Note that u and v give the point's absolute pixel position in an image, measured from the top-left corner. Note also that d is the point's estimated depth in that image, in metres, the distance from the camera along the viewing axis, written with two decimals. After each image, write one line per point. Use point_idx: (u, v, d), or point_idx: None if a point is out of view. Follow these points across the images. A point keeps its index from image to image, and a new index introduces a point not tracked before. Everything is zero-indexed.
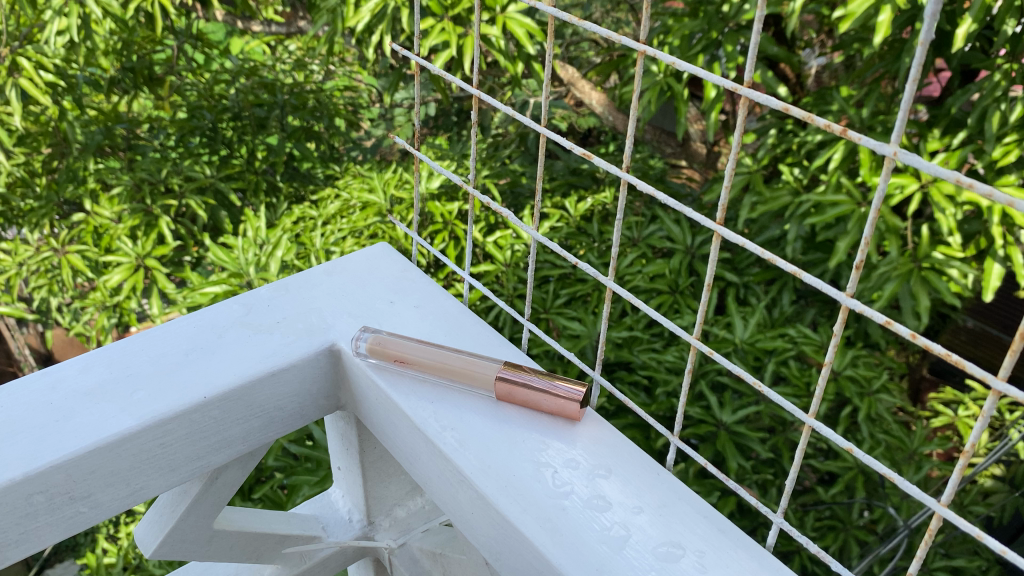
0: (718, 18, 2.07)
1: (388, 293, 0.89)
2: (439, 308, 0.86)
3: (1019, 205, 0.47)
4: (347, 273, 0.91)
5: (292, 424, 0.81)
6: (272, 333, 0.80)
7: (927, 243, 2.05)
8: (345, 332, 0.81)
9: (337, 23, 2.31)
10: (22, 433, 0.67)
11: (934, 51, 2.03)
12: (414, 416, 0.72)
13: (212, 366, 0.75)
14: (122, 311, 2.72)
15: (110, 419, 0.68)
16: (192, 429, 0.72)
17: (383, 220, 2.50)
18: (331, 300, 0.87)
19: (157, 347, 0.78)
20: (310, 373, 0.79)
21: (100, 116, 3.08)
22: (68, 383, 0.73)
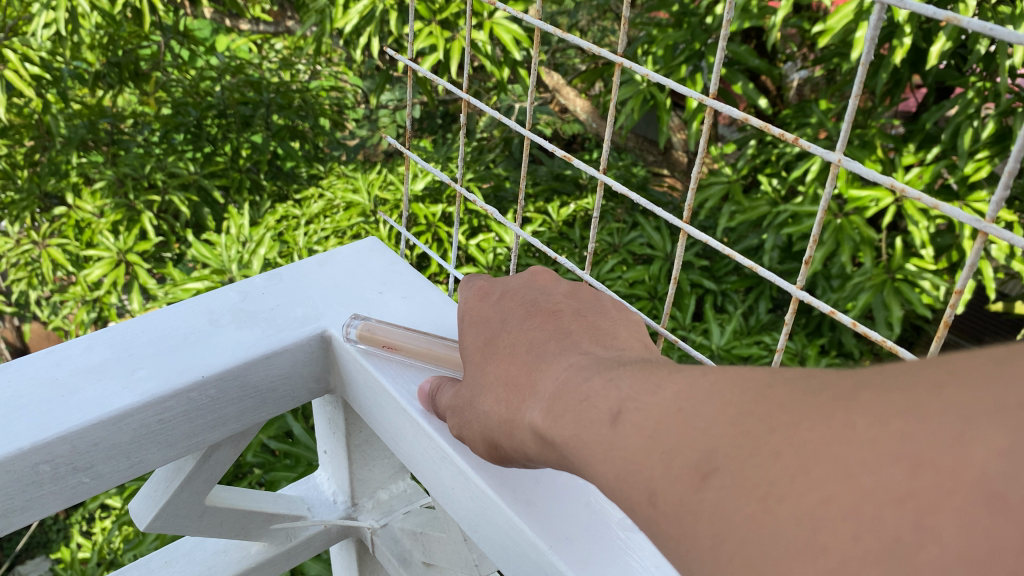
0: (702, 30, 2.12)
1: (378, 284, 0.91)
2: (426, 299, 0.88)
3: (947, 208, 0.51)
4: (338, 265, 0.93)
5: (283, 406, 0.83)
6: (262, 317, 0.82)
7: (901, 254, 2.11)
8: (336, 319, 0.83)
9: (325, 24, 2.33)
10: (29, 406, 0.69)
11: (910, 67, 2.08)
12: (400, 397, 0.75)
13: (209, 347, 0.77)
14: (101, 306, 2.76)
15: (113, 395, 0.70)
16: (190, 406, 0.74)
17: (367, 220, 2.53)
18: (321, 288, 0.89)
19: (156, 329, 0.80)
20: (302, 357, 0.82)
21: (85, 110, 3.08)
22: (73, 360, 0.75)
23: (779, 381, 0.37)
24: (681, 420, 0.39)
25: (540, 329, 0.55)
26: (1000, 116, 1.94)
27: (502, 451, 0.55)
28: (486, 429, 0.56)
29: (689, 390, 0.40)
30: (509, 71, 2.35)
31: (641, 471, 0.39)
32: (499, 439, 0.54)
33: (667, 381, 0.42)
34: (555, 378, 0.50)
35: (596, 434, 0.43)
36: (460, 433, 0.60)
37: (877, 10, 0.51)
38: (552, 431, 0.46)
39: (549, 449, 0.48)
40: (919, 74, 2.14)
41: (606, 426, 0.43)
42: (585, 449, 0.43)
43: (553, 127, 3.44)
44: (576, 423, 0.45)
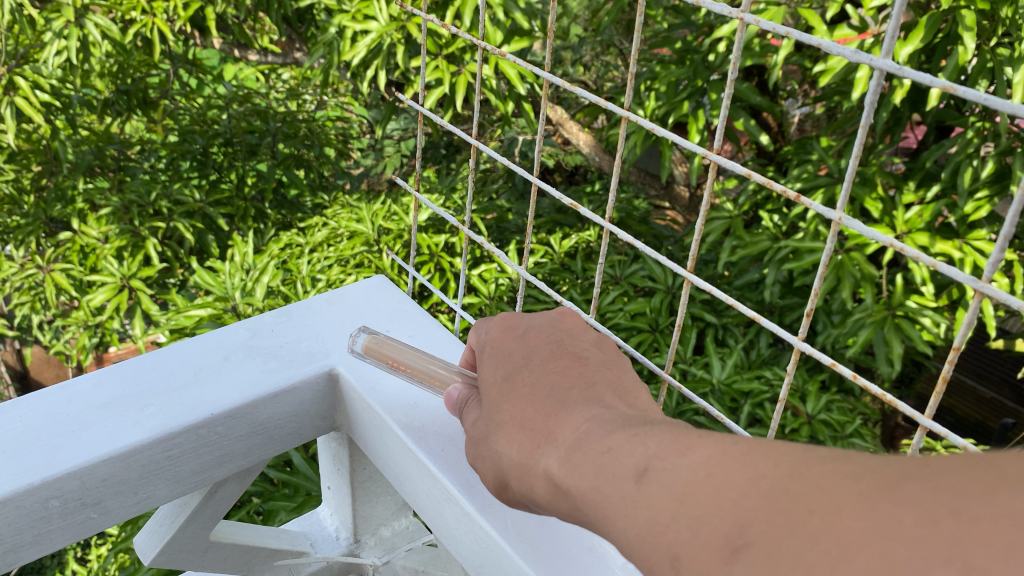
0: (704, 67, 2.15)
1: (384, 322, 0.92)
2: (432, 338, 0.89)
3: (944, 268, 0.52)
4: (345, 303, 0.94)
5: (290, 443, 0.84)
6: (272, 355, 0.83)
7: (901, 291, 2.11)
8: (344, 358, 0.84)
9: (333, 56, 2.36)
10: (39, 442, 0.69)
11: (910, 106, 2.11)
12: (406, 438, 0.75)
13: (221, 384, 0.78)
14: (104, 331, 2.77)
15: (123, 431, 0.70)
16: (199, 443, 0.75)
17: (370, 249, 2.55)
18: (327, 327, 0.89)
19: (167, 366, 0.80)
20: (309, 395, 0.82)
21: (93, 137, 3.11)
22: (84, 396, 0.75)
23: (817, 458, 0.38)
24: (709, 488, 0.40)
25: (564, 373, 0.56)
26: (999, 157, 1.96)
27: (515, 493, 0.56)
28: (503, 471, 0.56)
29: (717, 456, 0.41)
30: (513, 105, 2.38)
31: (666, 533, 0.40)
32: (514, 482, 0.55)
33: (693, 442, 0.43)
34: (576, 429, 0.50)
35: (618, 489, 0.44)
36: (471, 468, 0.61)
37: (875, 74, 0.52)
38: (572, 482, 0.47)
39: (566, 499, 0.48)
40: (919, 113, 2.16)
41: (630, 484, 0.43)
42: (604, 503, 0.44)
43: (556, 158, 3.46)
44: (598, 478, 0.45)
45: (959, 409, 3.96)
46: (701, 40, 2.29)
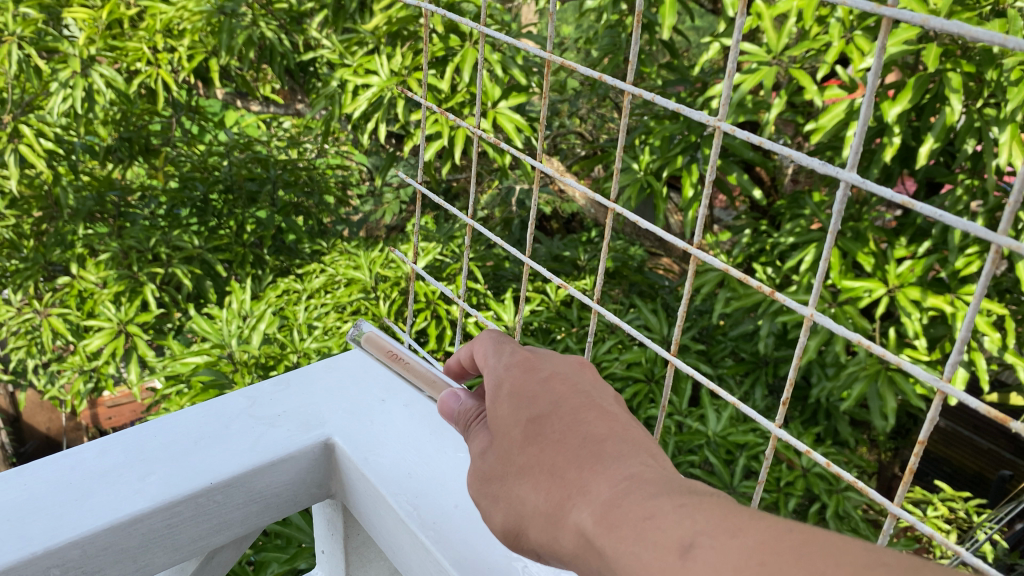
0: (697, 123, 2.20)
1: (381, 390, 0.94)
2: (428, 406, 0.91)
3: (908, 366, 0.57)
4: (345, 370, 0.97)
5: (287, 511, 0.85)
6: (275, 423, 0.85)
7: (895, 345, 2.13)
8: (341, 428, 0.86)
9: (334, 109, 2.40)
10: (40, 511, 0.71)
11: (901, 163, 2.15)
12: (399, 510, 0.77)
13: (224, 453, 0.79)
14: (99, 376, 2.78)
15: (124, 500, 0.73)
16: (198, 511, 0.76)
17: (366, 297, 2.56)
18: (325, 394, 0.91)
19: (169, 433, 0.82)
20: (307, 464, 0.84)
21: (94, 183, 3.13)
22: (85, 464, 0.77)
23: (881, 565, 0.38)
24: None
25: (597, 425, 0.57)
26: (988, 214, 1.99)
27: (529, 539, 0.57)
28: (520, 515, 0.57)
29: (774, 545, 0.42)
30: (511, 157, 2.42)
31: None
32: (533, 528, 0.56)
33: (748, 528, 0.43)
34: (613, 487, 0.51)
35: (661, 558, 0.44)
36: (476, 503, 0.62)
37: (841, 185, 0.56)
38: (606, 540, 0.48)
39: (594, 556, 0.49)
40: (909, 171, 2.20)
41: (674, 558, 0.44)
42: (643, 569, 0.45)
43: (553, 207, 3.50)
44: (639, 543, 0.46)
45: (956, 461, 3.95)
46: (695, 97, 2.34)
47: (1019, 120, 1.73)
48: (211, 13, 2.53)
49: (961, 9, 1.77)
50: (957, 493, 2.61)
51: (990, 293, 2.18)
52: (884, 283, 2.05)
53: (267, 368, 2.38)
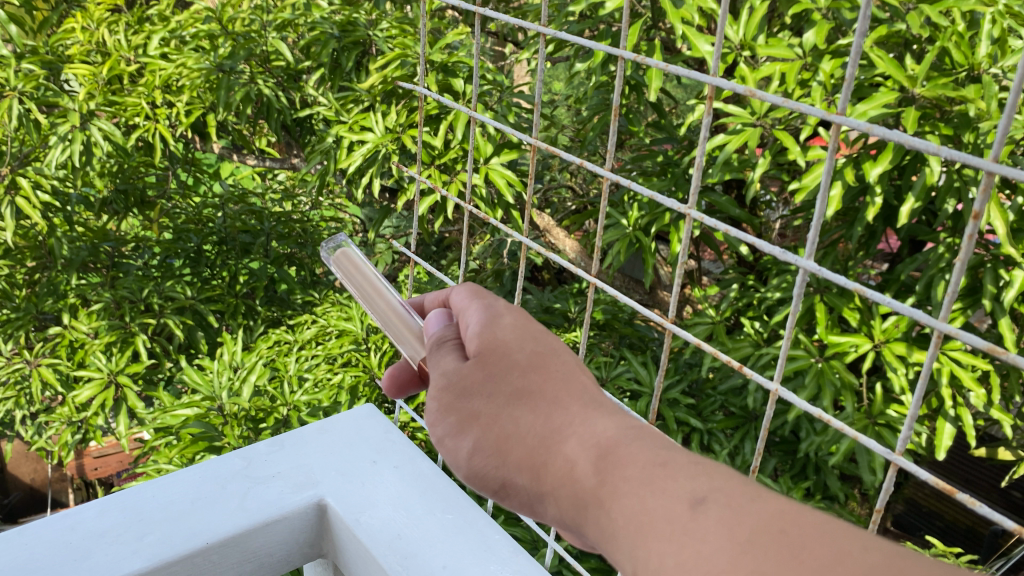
0: (684, 180, 2.25)
1: (372, 453, 1.10)
2: (416, 470, 1.07)
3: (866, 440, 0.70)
4: (337, 433, 1.13)
5: (277, 564, 1.01)
6: (267, 486, 1.01)
7: (882, 400, 2.15)
8: (330, 489, 1.02)
9: (329, 163, 2.44)
10: (49, 568, 0.88)
11: (884, 222, 2.19)
12: (387, 568, 0.93)
13: (216, 515, 0.96)
14: (87, 427, 2.77)
15: (123, 559, 0.89)
16: (192, 567, 0.92)
17: (358, 348, 2.56)
18: (319, 456, 1.08)
19: (168, 495, 0.99)
20: (298, 523, 1.00)
21: (88, 234, 3.15)
22: (86, 524, 0.94)
23: (909, 559, 0.44)
24: (785, 544, 0.46)
25: (595, 383, 0.64)
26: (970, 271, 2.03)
27: (503, 460, 0.63)
28: (502, 433, 0.63)
29: (797, 519, 0.47)
30: (503, 211, 2.45)
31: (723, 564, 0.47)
32: (515, 448, 0.62)
33: (767, 498, 0.49)
34: (618, 429, 0.58)
35: (673, 504, 0.51)
36: (446, 415, 0.67)
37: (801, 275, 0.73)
38: (611, 471, 0.56)
39: (589, 484, 0.57)
40: (892, 228, 2.25)
41: (686, 506, 0.50)
42: (649, 505, 0.52)
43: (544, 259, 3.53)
44: (646, 488, 0.53)
45: (949, 515, 3.95)
46: (683, 155, 2.40)
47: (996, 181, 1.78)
48: (210, 70, 2.60)
49: (938, 75, 1.83)
50: (948, 548, 2.60)
51: (975, 348, 2.20)
52: (869, 339, 2.06)
53: (257, 420, 2.38)
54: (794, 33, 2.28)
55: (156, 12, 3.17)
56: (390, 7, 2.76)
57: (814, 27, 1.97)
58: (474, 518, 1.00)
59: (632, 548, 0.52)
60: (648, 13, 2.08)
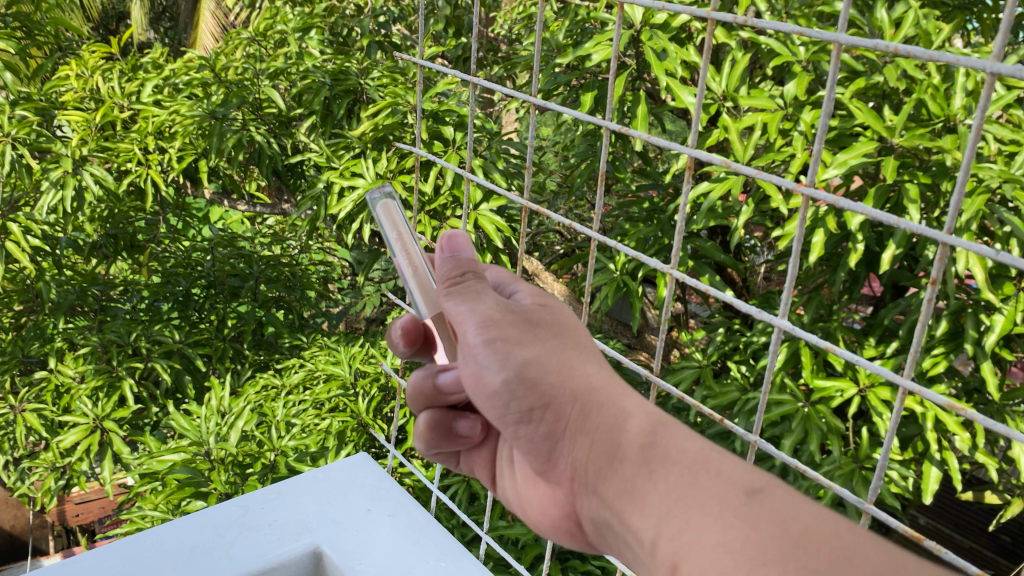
0: (670, 225, 2.28)
1: (366, 501, 1.19)
2: (408, 517, 1.16)
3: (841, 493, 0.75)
4: (331, 482, 1.22)
5: None
6: (263, 534, 1.10)
7: (868, 444, 2.16)
8: (324, 537, 1.11)
9: (320, 209, 2.46)
10: None
11: (866, 267, 2.23)
12: None
13: (213, 564, 1.04)
14: (72, 473, 2.74)
15: None
16: None
17: (346, 393, 2.55)
18: (313, 504, 1.17)
19: (166, 544, 1.07)
20: (292, 569, 1.09)
21: (77, 278, 3.14)
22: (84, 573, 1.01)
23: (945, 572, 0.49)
24: (837, 536, 0.51)
25: None
26: (952, 316, 2.06)
27: (554, 383, 0.69)
28: (563, 366, 0.70)
29: (851, 527, 0.52)
30: (491, 256, 2.48)
31: (773, 547, 0.52)
32: (571, 381, 0.69)
33: (816, 504, 0.56)
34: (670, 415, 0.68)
35: (731, 486, 0.57)
36: (505, 322, 0.72)
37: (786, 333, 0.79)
38: (667, 439, 0.64)
39: (640, 443, 0.64)
40: (875, 274, 2.28)
41: (743, 490, 0.57)
42: (712, 473, 0.59)
43: None
44: (705, 461, 0.60)
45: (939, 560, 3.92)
46: (669, 201, 2.44)
47: (974, 228, 1.81)
48: (202, 117, 2.65)
49: (915, 126, 1.88)
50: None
51: (958, 392, 2.22)
52: (855, 383, 2.08)
53: (244, 466, 2.37)
54: (775, 84, 2.34)
55: (151, 61, 3.22)
56: (381, 56, 2.82)
57: (794, 78, 2.03)
58: (461, 564, 1.08)
59: (663, 515, 0.60)
60: (634, 63, 2.14)
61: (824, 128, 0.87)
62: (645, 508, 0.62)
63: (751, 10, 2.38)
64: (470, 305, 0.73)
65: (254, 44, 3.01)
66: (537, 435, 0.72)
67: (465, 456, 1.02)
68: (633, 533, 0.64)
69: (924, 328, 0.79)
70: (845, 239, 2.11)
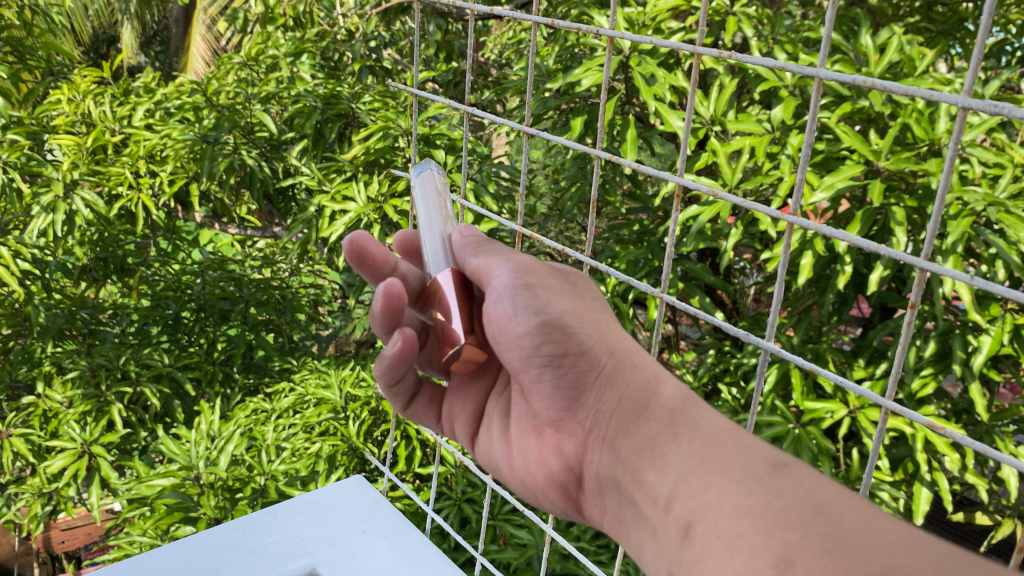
0: (660, 248, 2.30)
1: (362, 524, 1.19)
2: (404, 539, 1.16)
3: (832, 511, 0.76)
4: (327, 505, 1.22)
5: None
6: (260, 557, 1.10)
7: (858, 466, 2.16)
8: (320, 558, 1.11)
9: (311, 232, 2.46)
10: None
11: (855, 289, 2.25)
12: None
13: None
14: (59, 499, 2.71)
15: None
16: None
17: (336, 417, 2.54)
18: (310, 527, 1.17)
19: (162, 566, 1.07)
20: None
21: (66, 301, 3.13)
22: None
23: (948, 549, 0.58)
24: (851, 508, 0.61)
25: None
26: (939, 337, 2.08)
27: (590, 338, 0.84)
28: (597, 327, 0.85)
29: (869, 508, 0.62)
30: None
31: (793, 509, 0.62)
32: (605, 340, 0.84)
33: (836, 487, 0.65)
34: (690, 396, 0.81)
35: (760, 456, 0.68)
36: (555, 286, 0.88)
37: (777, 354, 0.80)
38: (691, 408, 0.77)
39: (668, 409, 0.77)
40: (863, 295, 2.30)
41: (770, 461, 0.67)
42: (737, 436, 0.71)
43: None
44: (733, 429, 0.72)
45: None
46: (658, 224, 2.45)
47: (959, 250, 1.83)
48: (194, 141, 2.66)
49: (901, 149, 1.91)
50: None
51: (947, 413, 2.24)
52: (845, 404, 2.09)
53: (233, 490, 2.36)
54: (763, 109, 2.37)
55: (142, 85, 3.23)
56: (372, 81, 2.84)
57: (781, 103, 2.06)
58: None
59: (684, 474, 0.71)
60: (623, 89, 2.16)
61: (808, 154, 0.88)
62: (666, 463, 0.74)
63: (738, 36, 2.41)
64: (503, 258, 0.90)
65: (246, 68, 3.02)
66: (561, 380, 0.85)
67: (445, 412, 1.12)
68: (645, 482, 0.75)
69: (903, 350, 0.81)
70: (833, 261, 2.13)
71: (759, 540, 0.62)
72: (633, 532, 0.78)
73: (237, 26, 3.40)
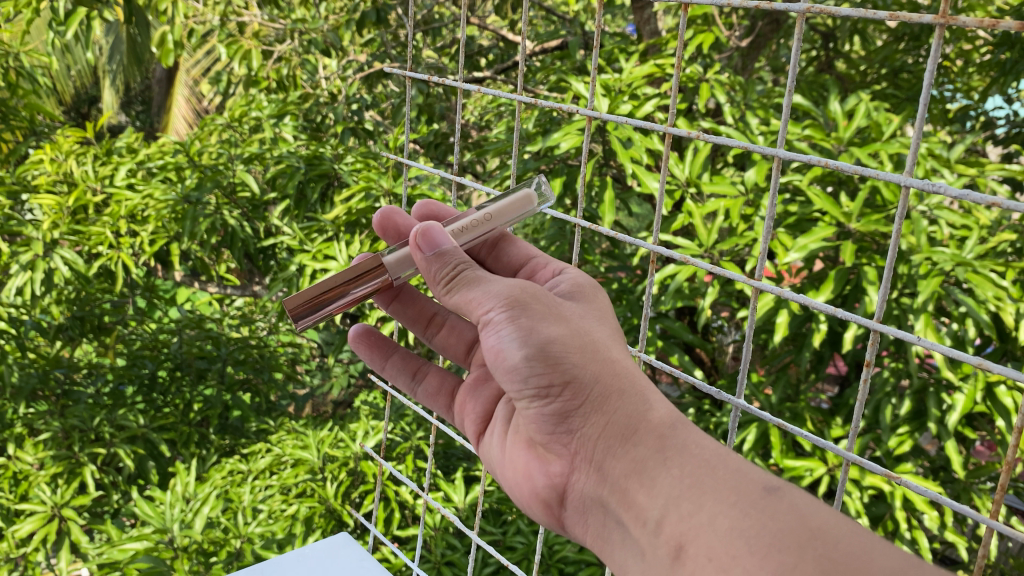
0: (638, 306, 2.33)
1: None
2: None
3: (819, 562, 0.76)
4: (312, 561, 1.22)
5: None
6: None
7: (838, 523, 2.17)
8: None
9: (292, 291, 2.46)
10: None
11: (830, 347, 2.28)
12: None
13: None
14: (26, 564, 2.64)
15: None
16: None
17: (314, 477, 2.52)
18: None
19: None
20: None
21: (40, 361, 3.07)
22: None
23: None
24: (846, 535, 0.57)
25: None
26: (914, 395, 2.10)
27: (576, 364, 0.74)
28: (586, 351, 0.74)
29: (858, 530, 0.58)
30: None
31: (790, 537, 0.58)
32: (594, 365, 0.74)
33: (829, 508, 0.61)
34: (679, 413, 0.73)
35: (755, 483, 0.62)
36: (535, 304, 0.77)
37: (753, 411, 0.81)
38: (686, 432, 0.68)
39: (657, 433, 0.69)
40: (838, 353, 2.34)
41: (765, 488, 0.61)
42: (736, 461, 0.65)
43: None
44: (731, 454, 0.66)
45: None
46: (637, 282, 2.48)
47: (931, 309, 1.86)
48: (176, 202, 2.68)
49: (871, 212, 1.96)
50: None
51: (925, 471, 2.25)
52: (823, 462, 2.10)
53: (208, 554, 2.31)
54: (737, 171, 2.43)
55: (126, 145, 3.26)
56: (355, 142, 2.87)
57: (754, 166, 2.12)
58: None
59: (674, 496, 0.65)
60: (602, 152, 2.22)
61: (771, 223, 0.91)
62: (656, 485, 0.67)
63: (712, 101, 2.48)
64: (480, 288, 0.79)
65: (228, 129, 3.05)
66: (548, 409, 0.75)
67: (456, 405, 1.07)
68: (634, 503, 0.68)
69: (862, 408, 0.82)
70: (809, 319, 2.17)
71: (753, 561, 0.58)
72: (618, 553, 0.73)
73: (220, 88, 3.44)
